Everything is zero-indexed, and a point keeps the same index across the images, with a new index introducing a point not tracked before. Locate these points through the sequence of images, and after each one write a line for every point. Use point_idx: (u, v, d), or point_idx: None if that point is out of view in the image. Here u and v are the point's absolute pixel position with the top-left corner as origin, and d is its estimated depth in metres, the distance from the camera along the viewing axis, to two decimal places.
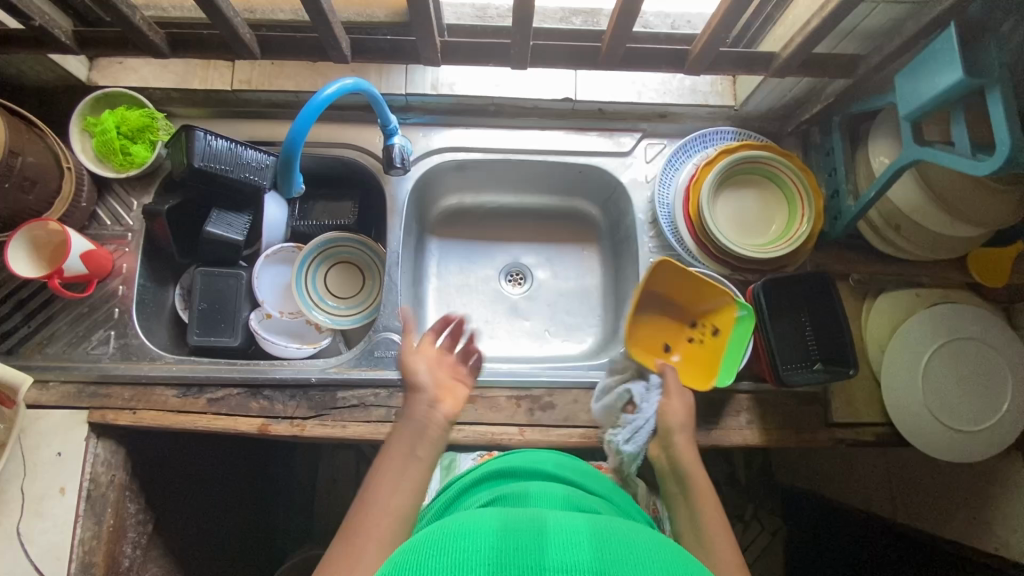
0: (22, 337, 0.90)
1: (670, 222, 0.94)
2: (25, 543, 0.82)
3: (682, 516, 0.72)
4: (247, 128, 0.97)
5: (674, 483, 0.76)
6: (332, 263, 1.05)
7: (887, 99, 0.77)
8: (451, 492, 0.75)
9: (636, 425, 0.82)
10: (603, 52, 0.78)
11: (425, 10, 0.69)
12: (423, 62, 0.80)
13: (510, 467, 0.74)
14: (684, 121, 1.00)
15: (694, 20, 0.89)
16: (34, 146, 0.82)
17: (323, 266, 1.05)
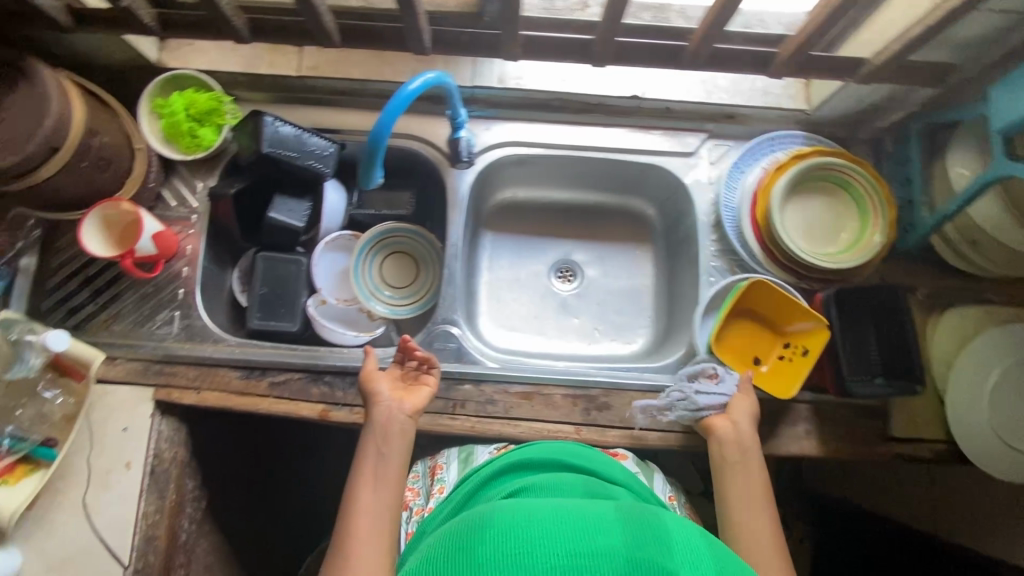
0: (89, 313, 0.92)
1: (735, 226, 0.93)
2: (91, 513, 0.85)
3: (740, 492, 0.76)
4: (312, 114, 0.96)
5: (733, 453, 0.80)
6: (388, 252, 1.06)
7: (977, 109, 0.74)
8: (471, 484, 0.77)
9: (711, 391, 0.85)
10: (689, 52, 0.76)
11: (515, 2, 0.69)
12: (502, 55, 0.79)
13: (529, 459, 0.76)
14: (752, 122, 0.98)
15: None
16: (109, 126, 0.83)
17: (380, 255, 1.05)
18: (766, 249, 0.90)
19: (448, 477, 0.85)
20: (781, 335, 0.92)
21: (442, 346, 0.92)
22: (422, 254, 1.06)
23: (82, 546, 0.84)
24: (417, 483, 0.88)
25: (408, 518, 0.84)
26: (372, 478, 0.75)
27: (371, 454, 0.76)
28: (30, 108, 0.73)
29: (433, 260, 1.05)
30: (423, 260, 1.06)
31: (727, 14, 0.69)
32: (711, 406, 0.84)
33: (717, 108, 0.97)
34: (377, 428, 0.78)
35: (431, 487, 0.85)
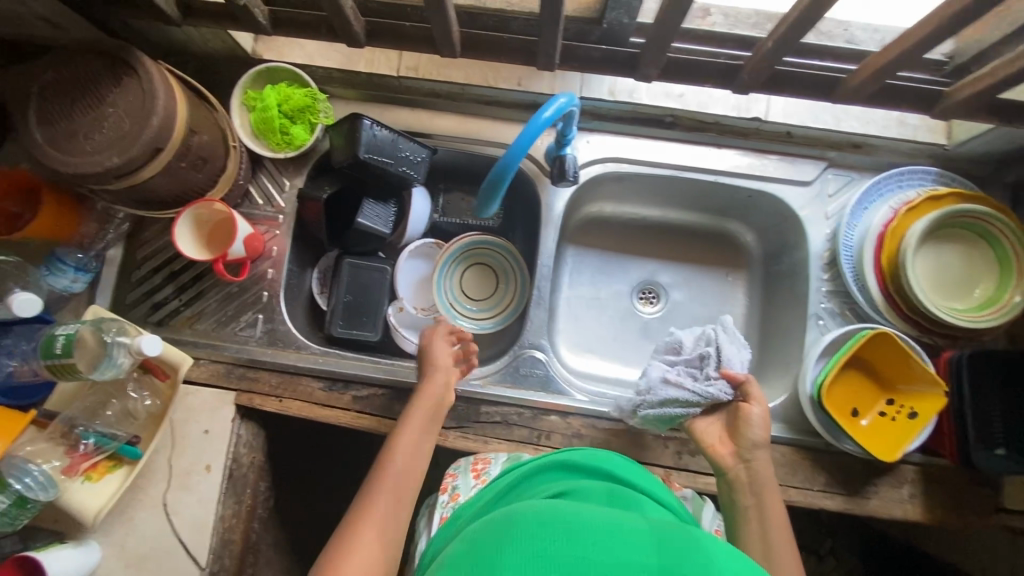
0: (173, 310, 0.91)
1: (853, 266, 0.87)
2: (171, 513, 0.85)
3: (756, 538, 0.71)
4: (408, 116, 0.92)
5: (747, 495, 0.74)
6: (468, 262, 1.02)
7: None
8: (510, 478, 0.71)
9: (680, 381, 0.80)
10: (854, 81, 0.72)
11: (671, 27, 0.65)
12: (638, 75, 0.76)
13: (574, 459, 0.71)
14: (879, 154, 0.90)
15: None
16: (207, 123, 0.79)
17: (461, 265, 1.02)
18: (887, 295, 0.84)
19: (494, 470, 0.79)
20: (886, 391, 0.83)
21: (528, 372, 0.88)
22: (501, 269, 1.01)
23: (159, 546, 0.84)
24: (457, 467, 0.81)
25: (443, 503, 0.77)
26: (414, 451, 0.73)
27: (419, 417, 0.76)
28: (136, 105, 0.69)
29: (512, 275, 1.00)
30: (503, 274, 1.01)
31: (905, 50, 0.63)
32: (668, 397, 0.80)
33: (844, 136, 0.90)
34: (431, 394, 0.79)
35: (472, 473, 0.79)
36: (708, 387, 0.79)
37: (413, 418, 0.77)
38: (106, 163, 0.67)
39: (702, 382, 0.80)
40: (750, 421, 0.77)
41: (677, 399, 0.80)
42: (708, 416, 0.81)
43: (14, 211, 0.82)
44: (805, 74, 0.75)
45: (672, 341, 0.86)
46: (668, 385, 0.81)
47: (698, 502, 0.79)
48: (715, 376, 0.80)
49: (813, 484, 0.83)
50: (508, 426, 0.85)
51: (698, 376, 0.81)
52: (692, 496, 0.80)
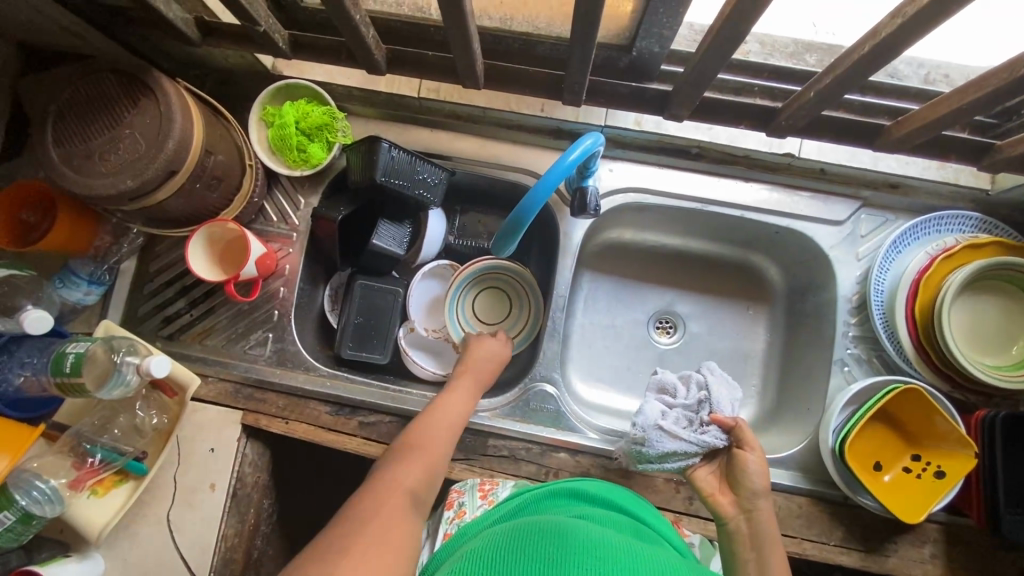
0: (184, 324, 0.90)
1: (882, 312, 0.83)
2: (174, 530, 0.84)
3: None
4: (429, 138, 0.90)
5: (746, 549, 0.70)
6: (482, 287, 1.00)
7: None
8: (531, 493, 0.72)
9: (676, 431, 0.77)
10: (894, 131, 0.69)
11: (706, 67, 0.62)
12: (667, 113, 0.74)
13: (585, 488, 0.72)
14: (917, 196, 0.86)
15: (953, 75, 0.79)
16: (223, 143, 0.78)
17: (475, 289, 1.00)
18: (919, 345, 0.80)
19: (502, 494, 0.78)
20: (912, 447, 0.80)
21: (538, 407, 0.86)
22: (514, 296, 0.99)
23: (161, 563, 0.84)
24: (462, 483, 0.80)
25: (449, 519, 0.78)
26: (446, 425, 0.76)
27: (458, 395, 0.79)
28: (152, 128, 0.68)
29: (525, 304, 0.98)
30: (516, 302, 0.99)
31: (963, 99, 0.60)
32: (666, 449, 0.77)
33: (880, 176, 0.86)
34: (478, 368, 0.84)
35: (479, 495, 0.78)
36: (702, 437, 0.77)
37: (446, 396, 0.79)
38: (121, 185, 0.66)
39: (696, 431, 0.78)
40: (749, 470, 0.74)
41: (675, 452, 0.77)
42: (706, 465, 0.78)
43: (29, 222, 0.82)
44: (844, 118, 0.71)
45: (664, 383, 0.84)
46: (665, 436, 0.77)
47: (706, 550, 0.78)
48: (707, 424, 0.78)
49: (829, 538, 0.80)
50: (515, 461, 0.83)
51: (692, 422, 0.79)
52: (699, 543, 0.79)
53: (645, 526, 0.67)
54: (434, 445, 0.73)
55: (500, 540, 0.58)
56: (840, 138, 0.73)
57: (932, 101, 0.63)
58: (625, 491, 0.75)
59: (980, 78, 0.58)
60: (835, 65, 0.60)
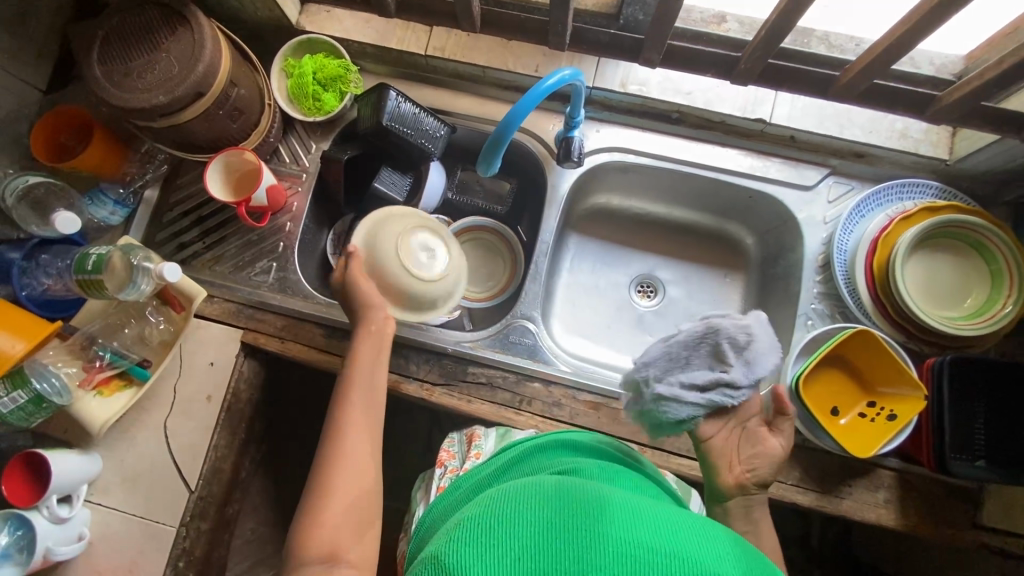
0: (196, 251, 0.98)
1: (845, 270, 0.88)
2: (169, 435, 0.90)
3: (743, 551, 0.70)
4: (432, 94, 0.98)
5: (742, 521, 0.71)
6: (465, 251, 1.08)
7: None
8: (503, 458, 0.72)
9: (688, 395, 0.73)
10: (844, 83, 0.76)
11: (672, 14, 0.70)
12: (640, 61, 0.81)
13: (569, 439, 0.71)
14: (882, 165, 0.92)
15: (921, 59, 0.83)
16: (246, 79, 0.87)
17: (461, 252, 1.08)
18: (876, 299, 0.85)
19: (486, 445, 0.82)
20: (868, 394, 0.84)
21: (517, 340, 0.92)
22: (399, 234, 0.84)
23: (155, 465, 0.89)
24: (453, 447, 0.85)
25: (441, 475, 0.81)
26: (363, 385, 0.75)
27: (361, 354, 0.77)
28: (185, 53, 0.77)
29: (389, 256, 0.82)
30: (406, 233, 0.84)
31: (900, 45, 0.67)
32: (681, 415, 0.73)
33: (849, 145, 0.91)
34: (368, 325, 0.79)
35: (467, 452, 0.82)
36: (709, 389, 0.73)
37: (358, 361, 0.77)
38: (154, 100, 0.75)
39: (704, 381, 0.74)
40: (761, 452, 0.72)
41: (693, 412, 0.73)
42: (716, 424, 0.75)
43: (68, 144, 0.93)
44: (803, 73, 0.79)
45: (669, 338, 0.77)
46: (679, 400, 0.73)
47: (685, 489, 0.81)
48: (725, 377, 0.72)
49: (786, 477, 0.84)
50: (492, 388, 0.89)
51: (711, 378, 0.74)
52: (676, 480, 0.81)
53: (637, 474, 0.69)
54: (365, 406, 0.73)
55: (502, 507, 0.51)
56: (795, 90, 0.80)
57: (874, 46, 0.71)
58: (624, 448, 0.76)
59: (909, 22, 0.65)
60: (777, 6, 0.68)
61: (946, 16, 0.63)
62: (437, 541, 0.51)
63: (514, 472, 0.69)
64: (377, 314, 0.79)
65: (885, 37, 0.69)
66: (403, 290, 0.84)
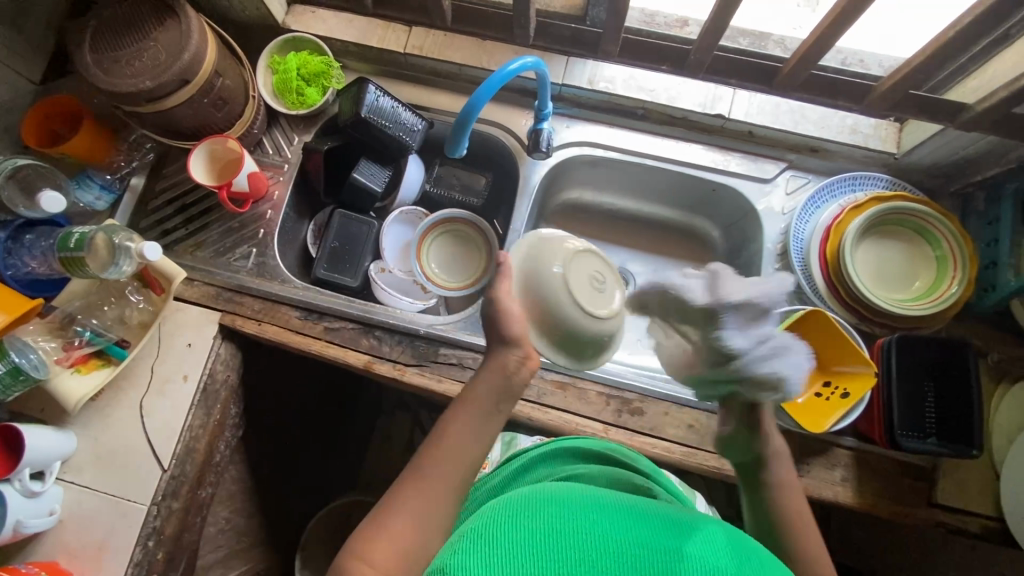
0: (179, 237, 1.00)
1: (802, 257, 0.92)
2: (144, 415, 0.91)
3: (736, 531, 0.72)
4: (410, 91, 1.03)
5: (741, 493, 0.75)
6: (441, 242, 1.10)
7: None
8: (513, 467, 0.76)
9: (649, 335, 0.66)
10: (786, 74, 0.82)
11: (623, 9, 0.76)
12: (599, 53, 0.94)
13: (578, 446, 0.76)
14: (836, 159, 0.96)
15: (867, 60, 0.87)
16: (232, 71, 0.92)
17: (435, 247, 1.09)
18: (831, 283, 0.89)
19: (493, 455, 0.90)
20: (823, 373, 0.87)
21: None
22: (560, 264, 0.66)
23: (130, 444, 0.91)
24: None
25: None
26: (473, 421, 0.64)
27: (483, 397, 0.65)
28: (173, 41, 0.82)
29: (555, 288, 0.65)
30: (569, 262, 0.66)
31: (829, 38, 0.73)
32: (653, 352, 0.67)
33: (804, 140, 0.96)
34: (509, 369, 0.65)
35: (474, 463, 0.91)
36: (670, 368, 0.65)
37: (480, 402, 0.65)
38: (141, 85, 0.80)
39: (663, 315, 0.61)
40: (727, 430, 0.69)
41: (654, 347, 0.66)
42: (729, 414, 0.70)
43: (60, 132, 0.97)
44: None
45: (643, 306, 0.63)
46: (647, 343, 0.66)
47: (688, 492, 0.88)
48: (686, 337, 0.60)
49: None
50: (462, 368, 0.91)
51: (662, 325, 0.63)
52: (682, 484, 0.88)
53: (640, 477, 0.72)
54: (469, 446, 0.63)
55: (487, 518, 0.54)
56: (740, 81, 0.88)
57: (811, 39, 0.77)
58: (609, 445, 0.80)
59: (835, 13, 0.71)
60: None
61: (866, 7, 0.69)
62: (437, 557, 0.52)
63: (516, 482, 0.74)
64: (512, 355, 0.66)
65: (818, 30, 0.75)
66: (572, 331, 0.66)
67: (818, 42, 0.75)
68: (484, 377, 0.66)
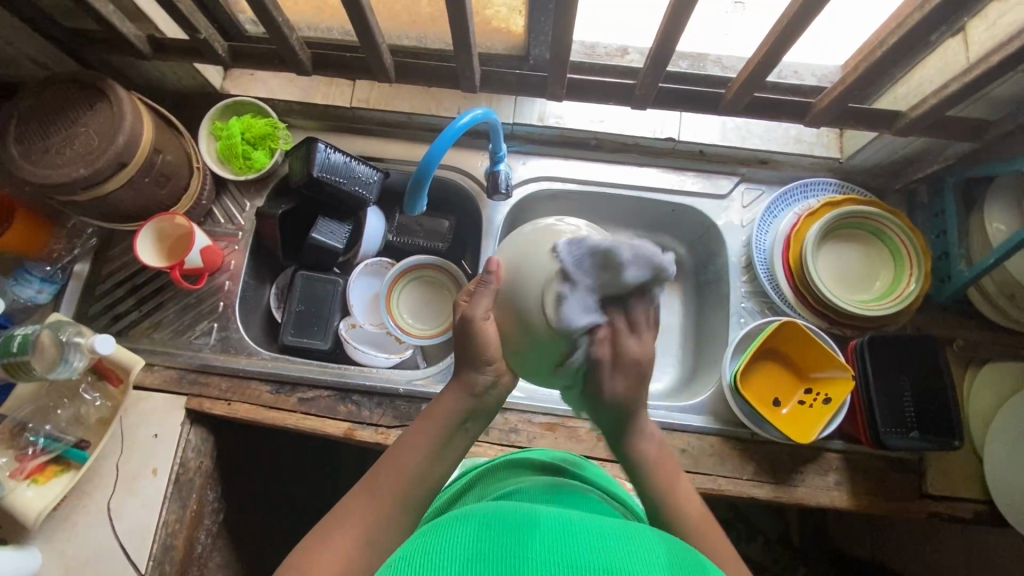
0: (132, 321, 0.95)
1: (766, 268, 0.94)
2: (114, 517, 0.85)
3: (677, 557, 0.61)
4: (361, 143, 1.01)
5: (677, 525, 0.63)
6: (411, 289, 1.07)
7: (1002, 168, 0.77)
8: (463, 480, 0.75)
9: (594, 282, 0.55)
10: (727, 98, 0.85)
11: (564, 51, 0.78)
12: (546, 94, 0.89)
13: (533, 459, 0.73)
14: (785, 169, 0.99)
15: (802, 71, 0.89)
16: (173, 146, 0.88)
17: (405, 294, 1.06)
18: (797, 291, 0.91)
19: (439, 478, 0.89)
20: (802, 380, 0.89)
21: None
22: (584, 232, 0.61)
23: (101, 552, 0.84)
24: None
25: None
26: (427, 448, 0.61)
27: (443, 407, 0.63)
28: (105, 125, 0.78)
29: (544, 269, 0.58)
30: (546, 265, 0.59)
31: (761, 67, 0.76)
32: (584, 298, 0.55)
33: (751, 153, 0.99)
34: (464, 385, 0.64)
35: None
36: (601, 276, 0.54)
37: (433, 416, 0.63)
38: (74, 173, 0.76)
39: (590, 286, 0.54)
40: (698, 512, 0.63)
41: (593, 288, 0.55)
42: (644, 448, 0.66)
43: None
44: (691, 89, 0.88)
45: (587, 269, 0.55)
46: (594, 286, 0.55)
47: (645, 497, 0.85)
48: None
49: (742, 473, 0.86)
50: None
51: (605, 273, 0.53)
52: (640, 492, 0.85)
53: (587, 486, 0.66)
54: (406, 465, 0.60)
55: (487, 524, 0.48)
56: (686, 105, 0.89)
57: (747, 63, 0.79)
58: (565, 456, 0.77)
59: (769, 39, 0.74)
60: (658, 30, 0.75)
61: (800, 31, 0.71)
62: (428, 543, 0.47)
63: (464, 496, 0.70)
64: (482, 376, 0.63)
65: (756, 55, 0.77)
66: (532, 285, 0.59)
67: (755, 73, 0.78)
68: (444, 399, 0.64)
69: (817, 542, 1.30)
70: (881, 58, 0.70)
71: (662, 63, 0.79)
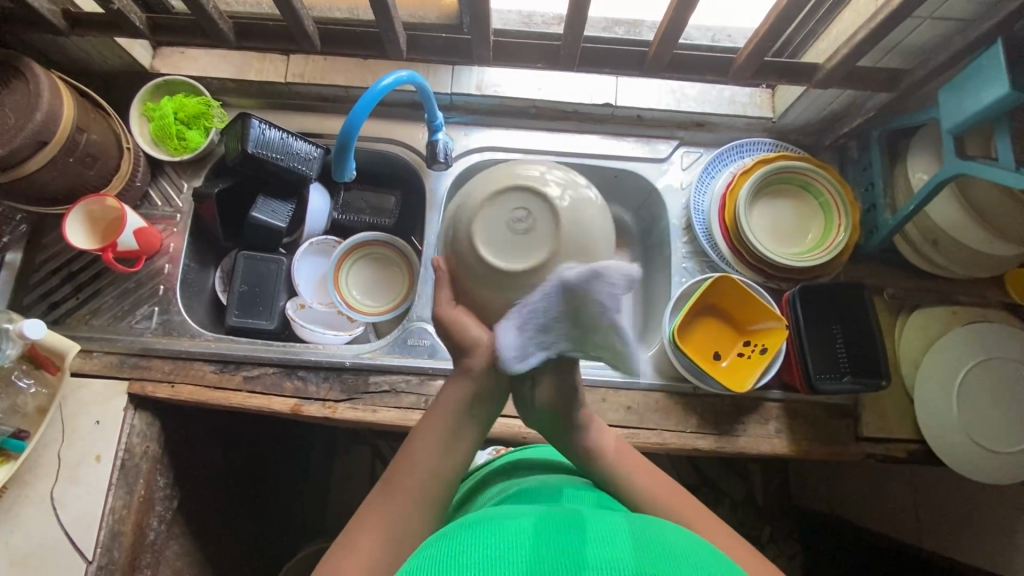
0: (70, 308, 0.93)
1: (705, 227, 0.96)
2: (57, 507, 0.84)
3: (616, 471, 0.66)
4: (299, 120, 1.00)
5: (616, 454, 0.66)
6: (361, 267, 1.07)
7: (919, 116, 0.80)
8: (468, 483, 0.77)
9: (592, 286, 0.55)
10: (650, 58, 0.86)
11: (484, 15, 0.78)
12: (475, 59, 0.88)
13: (527, 458, 0.74)
14: (721, 130, 1.01)
15: (734, 35, 0.91)
16: (98, 124, 0.86)
17: (353, 272, 1.06)
18: (734, 248, 0.93)
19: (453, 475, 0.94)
20: (741, 333, 0.91)
21: (416, 342, 0.94)
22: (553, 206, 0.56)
23: (44, 540, 0.83)
24: None
25: None
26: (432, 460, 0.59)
27: (445, 409, 0.60)
28: (22, 104, 0.76)
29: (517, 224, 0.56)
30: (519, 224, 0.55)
31: (678, 23, 0.77)
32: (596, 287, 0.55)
33: (687, 116, 1.00)
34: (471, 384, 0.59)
35: None
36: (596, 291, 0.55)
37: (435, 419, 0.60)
38: None
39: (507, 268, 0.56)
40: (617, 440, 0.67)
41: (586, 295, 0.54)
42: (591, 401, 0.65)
43: None
44: (619, 51, 0.89)
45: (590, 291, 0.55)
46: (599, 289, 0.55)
47: None
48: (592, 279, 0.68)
49: (686, 426, 0.88)
50: (394, 393, 0.89)
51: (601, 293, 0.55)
52: None
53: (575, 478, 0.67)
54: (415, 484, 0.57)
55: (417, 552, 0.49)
56: (617, 67, 0.90)
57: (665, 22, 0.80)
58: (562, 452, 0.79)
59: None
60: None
61: None
62: None
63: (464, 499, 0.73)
64: None
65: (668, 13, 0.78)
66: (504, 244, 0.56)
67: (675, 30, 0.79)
68: (444, 398, 0.60)
69: (776, 501, 1.34)
70: (791, 8, 0.72)
71: (580, 27, 0.80)
